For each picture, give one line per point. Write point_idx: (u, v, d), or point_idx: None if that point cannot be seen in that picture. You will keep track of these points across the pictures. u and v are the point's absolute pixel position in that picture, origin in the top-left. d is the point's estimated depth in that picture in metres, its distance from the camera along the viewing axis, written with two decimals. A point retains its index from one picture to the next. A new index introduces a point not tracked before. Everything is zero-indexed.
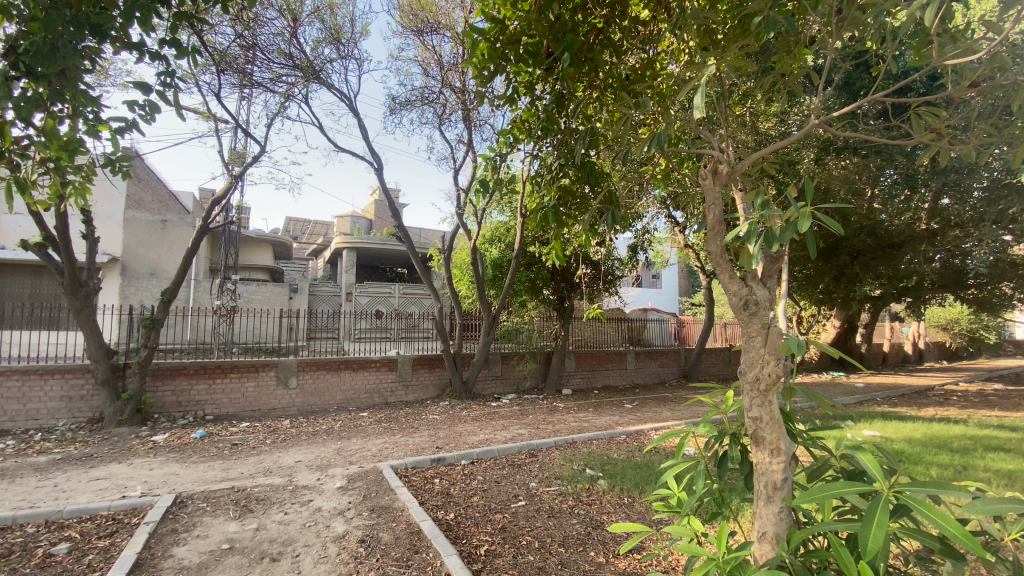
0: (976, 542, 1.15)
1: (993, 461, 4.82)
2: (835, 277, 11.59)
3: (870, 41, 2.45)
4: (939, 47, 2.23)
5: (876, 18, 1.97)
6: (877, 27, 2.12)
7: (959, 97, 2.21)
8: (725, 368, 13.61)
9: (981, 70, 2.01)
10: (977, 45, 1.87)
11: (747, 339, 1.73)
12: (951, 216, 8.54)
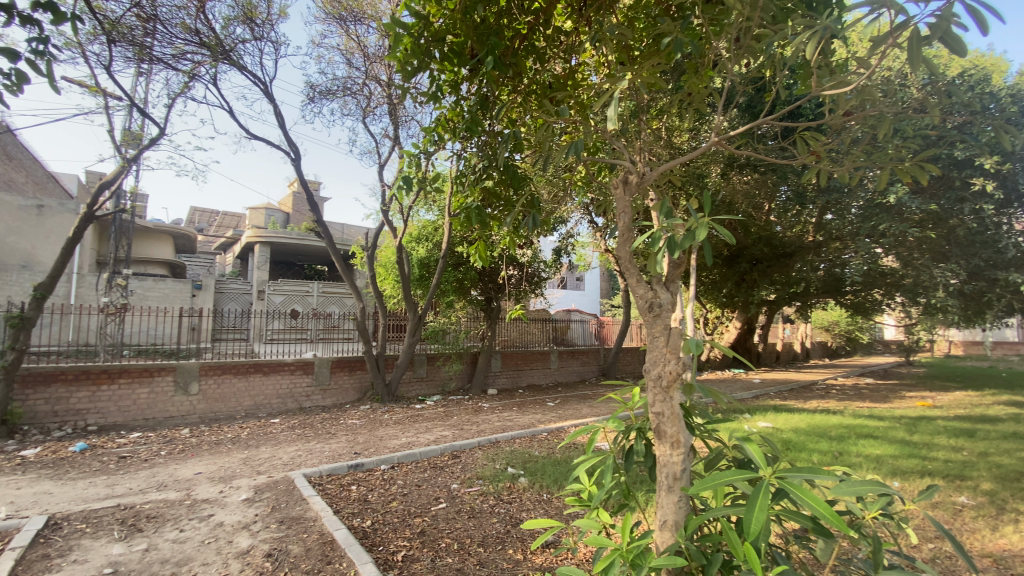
0: (842, 520, 1.29)
1: (863, 447, 5.50)
2: (737, 283, 12.65)
3: (765, 69, 2.70)
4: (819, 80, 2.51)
5: (768, 48, 2.17)
6: (768, 57, 2.34)
7: (836, 125, 2.49)
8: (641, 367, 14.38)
9: (852, 101, 2.29)
10: (847, 81, 2.12)
11: (651, 339, 1.85)
12: (832, 231, 9.62)
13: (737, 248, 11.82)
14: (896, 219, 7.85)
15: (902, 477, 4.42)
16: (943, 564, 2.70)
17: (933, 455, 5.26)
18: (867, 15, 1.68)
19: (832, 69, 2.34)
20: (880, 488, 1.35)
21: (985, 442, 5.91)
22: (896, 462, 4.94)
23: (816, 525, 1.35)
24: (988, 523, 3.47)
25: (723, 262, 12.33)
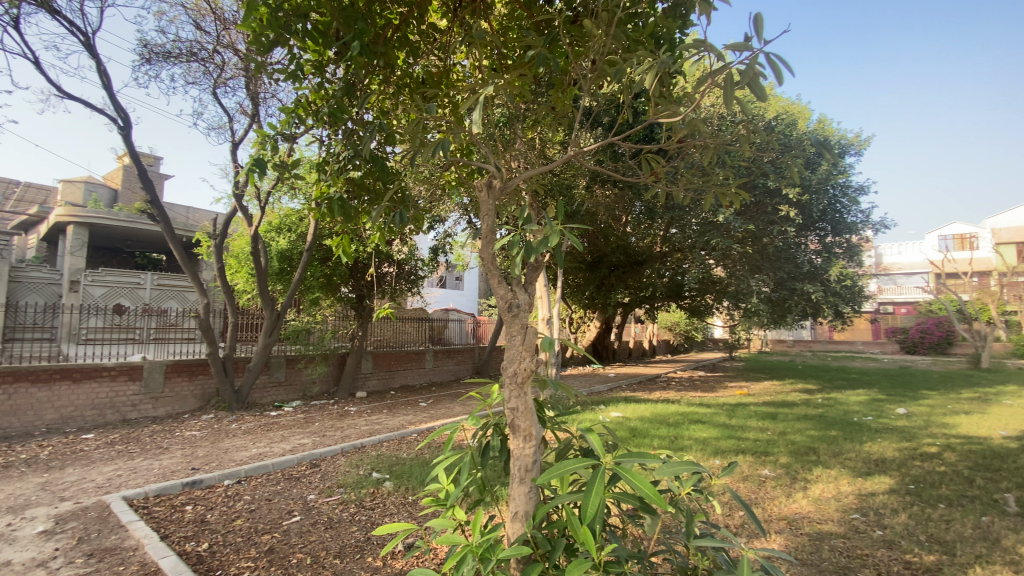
0: (662, 499, 1.45)
1: (695, 431, 6.34)
2: (599, 286, 13.75)
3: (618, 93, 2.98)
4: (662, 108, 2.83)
5: (618, 75, 2.40)
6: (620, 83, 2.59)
7: (674, 150, 2.84)
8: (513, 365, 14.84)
9: (683, 131, 2.63)
10: (680, 113, 2.42)
11: (509, 338, 1.92)
12: (676, 243, 10.94)
13: (599, 255, 12.85)
14: (724, 235, 9.19)
15: (723, 456, 5.18)
16: (747, 527, 3.23)
17: (746, 436, 6.25)
18: (692, 56, 1.92)
19: (671, 99, 2.64)
20: (693, 468, 1.53)
21: (783, 423, 7.19)
22: (719, 443, 5.77)
23: (642, 506, 1.50)
24: (782, 490, 4.23)
25: (588, 266, 13.31)
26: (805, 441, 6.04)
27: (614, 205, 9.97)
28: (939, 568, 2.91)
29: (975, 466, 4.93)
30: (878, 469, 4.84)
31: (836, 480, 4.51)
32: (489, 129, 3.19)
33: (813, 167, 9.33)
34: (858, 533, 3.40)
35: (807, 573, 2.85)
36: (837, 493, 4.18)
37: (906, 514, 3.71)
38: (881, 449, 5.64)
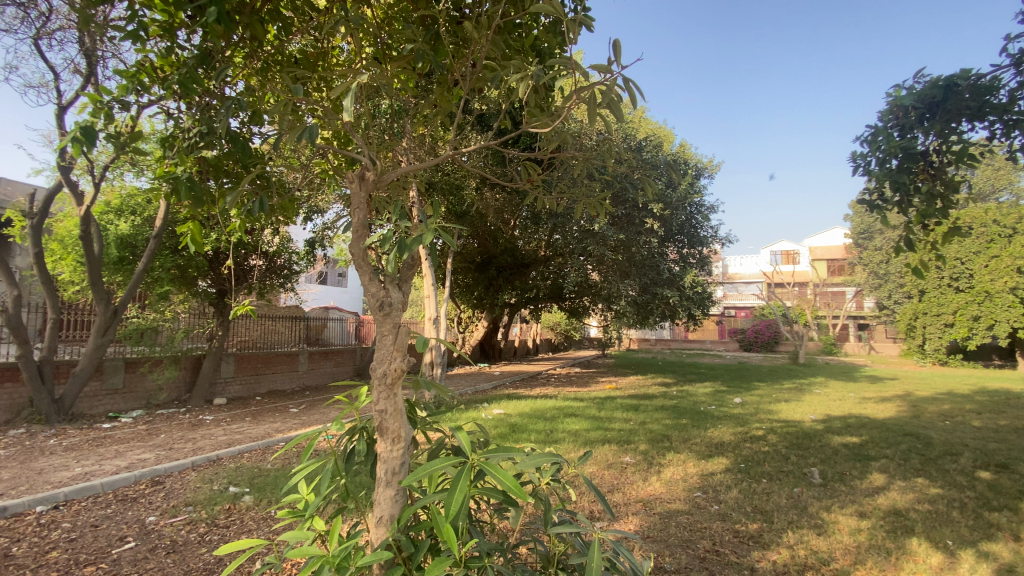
0: (524, 491, 1.50)
1: (568, 424, 6.71)
2: (486, 287, 13.96)
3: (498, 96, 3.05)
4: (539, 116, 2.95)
5: (496, 81, 2.46)
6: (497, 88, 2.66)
7: (550, 158, 2.98)
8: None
9: (556, 141, 2.77)
10: (554, 125, 2.55)
11: (379, 338, 1.86)
12: (558, 248, 11.50)
13: (487, 256, 13.06)
14: (599, 243, 9.89)
15: (592, 447, 5.56)
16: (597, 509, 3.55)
17: (613, 426, 6.78)
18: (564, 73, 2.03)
19: (546, 112, 2.77)
20: (552, 458, 1.61)
21: (644, 413, 7.94)
22: (589, 434, 6.18)
23: (503, 500, 1.54)
24: (640, 475, 4.66)
25: (475, 267, 13.45)
26: (662, 429, 6.71)
27: (501, 208, 10.21)
28: (760, 533, 3.42)
29: (789, 445, 5.89)
30: (718, 452, 5.55)
31: (684, 463, 5.09)
32: (368, 120, 3.07)
33: (675, 186, 10.44)
34: (699, 509, 3.87)
35: (655, 547, 3.18)
36: (685, 475, 4.72)
37: (737, 490, 4.30)
38: (720, 434, 6.47)
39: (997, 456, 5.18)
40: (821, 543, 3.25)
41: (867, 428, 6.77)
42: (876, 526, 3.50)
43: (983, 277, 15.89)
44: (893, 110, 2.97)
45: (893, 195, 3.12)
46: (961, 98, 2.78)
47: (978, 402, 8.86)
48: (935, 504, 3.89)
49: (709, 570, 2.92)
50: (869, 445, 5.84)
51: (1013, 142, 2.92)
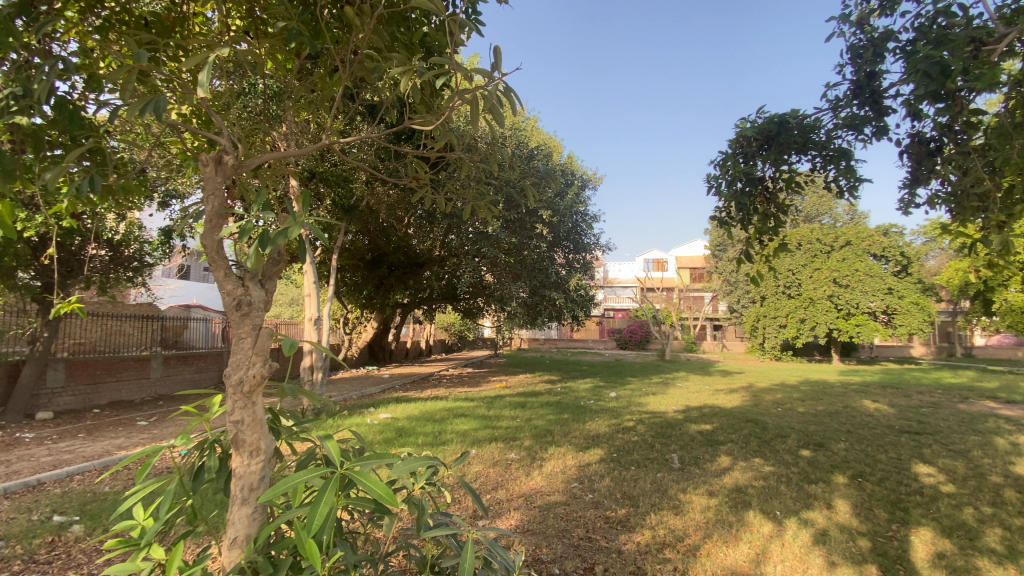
0: (396, 497, 1.42)
1: (456, 425, 6.70)
2: (375, 286, 13.44)
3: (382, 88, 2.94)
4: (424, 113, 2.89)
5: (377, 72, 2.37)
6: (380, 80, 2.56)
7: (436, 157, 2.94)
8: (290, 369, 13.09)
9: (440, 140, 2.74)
10: (436, 124, 2.55)
11: (236, 341, 1.68)
12: (451, 249, 11.47)
13: (378, 254, 12.59)
14: (493, 245, 10.05)
15: (479, 446, 5.62)
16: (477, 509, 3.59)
17: (500, 424, 6.92)
18: (443, 72, 2.05)
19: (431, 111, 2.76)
20: (429, 462, 1.54)
21: (530, 410, 8.21)
22: (476, 434, 6.24)
23: (374, 508, 1.44)
24: (523, 470, 4.80)
25: (364, 265, 12.89)
26: (546, 425, 7.00)
27: (393, 205, 9.91)
28: (627, 517, 3.71)
29: (655, 434, 6.46)
30: (594, 444, 5.92)
31: (564, 456, 5.36)
32: (234, 99, 2.77)
33: (564, 194, 10.96)
34: (576, 499, 4.09)
35: (534, 540, 3.28)
36: (564, 467, 4.97)
37: (610, 478, 4.62)
38: (597, 427, 6.92)
39: (814, 437, 6.17)
40: (679, 522, 3.61)
41: (719, 416, 7.71)
42: (722, 503, 3.99)
43: (808, 286, 18.95)
44: (740, 139, 3.38)
45: (739, 214, 3.53)
46: (791, 133, 3.25)
47: (802, 391, 10.51)
48: (767, 480, 4.52)
49: (582, 557, 3.09)
50: (719, 431, 6.63)
51: (827, 174, 3.48)
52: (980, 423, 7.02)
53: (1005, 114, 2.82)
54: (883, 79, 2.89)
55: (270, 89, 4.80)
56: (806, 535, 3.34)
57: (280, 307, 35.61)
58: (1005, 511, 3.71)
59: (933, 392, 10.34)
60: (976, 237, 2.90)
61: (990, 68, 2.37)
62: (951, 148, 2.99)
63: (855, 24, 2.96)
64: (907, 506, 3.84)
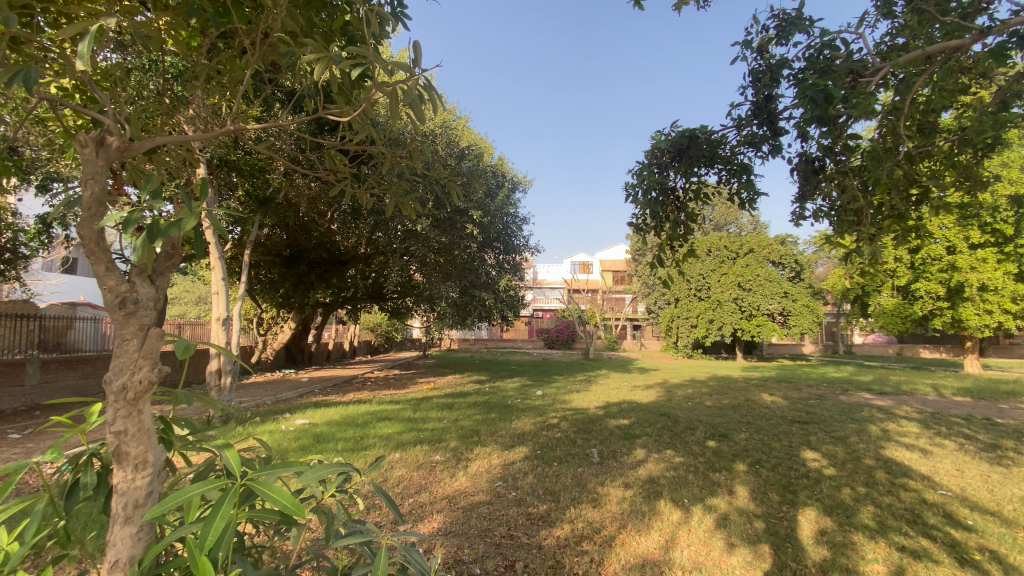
0: (304, 508, 1.30)
1: (379, 428, 6.51)
2: (294, 284, 12.73)
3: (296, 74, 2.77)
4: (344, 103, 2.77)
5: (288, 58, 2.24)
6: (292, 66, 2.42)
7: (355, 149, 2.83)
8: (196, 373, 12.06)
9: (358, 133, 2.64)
10: (354, 116, 2.46)
11: (119, 343, 1.52)
12: (378, 247, 11.12)
13: (297, 250, 11.94)
14: (421, 244, 9.88)
15: (402, 449, 5.50)
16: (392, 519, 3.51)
17: (426, 426, 6.81)
18: (360, 62, 1.98)
19: (349, 103, 2.67)
20: (341, 469, 1.42)
21: (457, 411, 8.15)
22: (400, 437, 6.10)
23: (279, 520, 1.31)
24: (448, 471, 4.76)
25: (282, 262, 12.17)
26: (472, 425, 6.98)
27: (315, 199, 9.45)
28: (548, 513, 3.79)
29: (577, 430, 6.66)
30: (519, 442, 6.00)
31: (489, 455, 5.38)
32: (124, 75, 2.50)
33: (494, 196, 10.99)
34: (499, 498, 4.12)
35: (456, 542, 3.26)
36: (489, 466, 4.98)
37: (533, 475, 4.70)
38: (523, 425, 7.01)
39: (720, 429, 6.66)
40: (596, 515, 3.75)
41: (636, 411, 8.12)
42: (636, 494, 4.19)
43: (717, 289, 20.42)
44: (654, 150, 3.57)
45: (654, 220, 3.73)
46: (700, 147, 3.49)
47: (710, 386, 11.32)
48: (678, 471, 4.82)
49: (503, 555, 3.11)
50: (637, 425, 6.97)
51: (731, 186, 3.77)
52: (857, 412, 7.93)
53: (875, 141, 3.20)
54: (778, 103, 3.17)
55: (174, 68, 4.41)
56: (710, 520, 3.60)
57: (186, 305, 32.78)
58: (876, 490, 4.21)
59: (820, 385, 11.53)
60: (853, 248, 3.27)
61: (862, 99, 2.68)
62: (831, 168, 3.34)
63: (756, 50, 3.23)
64: (797, 489, 4.25)
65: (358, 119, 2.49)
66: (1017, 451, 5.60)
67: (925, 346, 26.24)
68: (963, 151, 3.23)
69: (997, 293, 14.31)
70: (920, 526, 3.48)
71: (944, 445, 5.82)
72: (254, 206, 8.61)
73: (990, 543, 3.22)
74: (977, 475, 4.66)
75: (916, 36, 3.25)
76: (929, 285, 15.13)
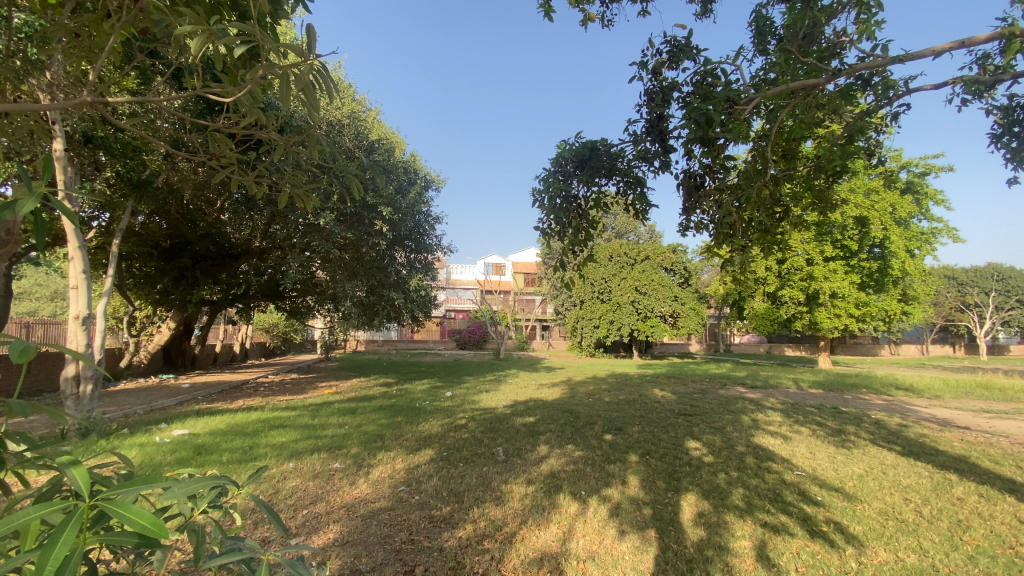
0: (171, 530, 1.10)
1: (272, 437, 6.06)
2: (175, 279, 11.46)
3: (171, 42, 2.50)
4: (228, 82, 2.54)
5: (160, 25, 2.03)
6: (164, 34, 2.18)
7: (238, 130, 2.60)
8: (47, 379, 10.40)
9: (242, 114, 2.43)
10: (239, 97, 2.29)
11: None
12: (276, 241, 10.36)
13: (180, 241, 10.77)
14: (325, 240, 9.37)
15: (297, 459, 5.17)
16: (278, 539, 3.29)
17: (325, 433, 6.46)
18: (249, 40, 1.85)
19: (237, 84, 2.48)
20: (216, 483, 1.27)
21: (360, 415, 7.83)
22: (295, 445, 5.73)
23: (137, 543, 1.10)
24: (348, 479, 4.55)
25: (160, 254, 10.89)
26: (376, 430, 6.74)
27: (202, 186, 8.58)
28: (451, 515, 3.76)
29: (484, 430, 6.71)
30: (425, 445, 5.91)
31: (393, 460, 5.23)
32: None
33: (405, 193, 10.71)
34: (401, 503, 4.01)
35: (353, 552, 3.13)
36: (392, 471, 4.84)
37: (437, 478, 4.64)
38: (429, 428, 6.92)
39: (616, 422, 7.07)
40: (499, 513, 3.80)
41: (541, 408, 8.37)
42: (538, 489, 4.31)
43: (618, 292, 21.71)
44: (559, 159, 3.70)
45: (557, 227, 3.87)
46: (600, 159, 3.68)
47: (609, 383, 12.01)
48: (577, 464, 5.04)
49: (403, 561, 3.04)
50: (541, 423, 7.18)
51: (628, 197, 4.04)
52: (733, 404, 8.84)
53: (748, 162, 3.59)
54: (668, 122, 3.43)
55: (23, 26, 3.79)
56: (604, 510, 3.81)
57: (37, 302, 28.23)
58: (745, 474, 4.71)
59: (703, 381, 12.71)
60: (728, 258, 3.64)
61: (737, 125, 3.00)
62: (712, 185, 3.69)
63: (651, 72, 3.48)
64: (681, 476, 4.63)
65: (245, 102, 2.31)
66: (855, 435, 6.57)
67: (788, 345, 29.98)
68: (818, 176, 3.73)
69: (844, 299, 16.72)
70: (780, 504, 3.96)
71: (800, 432, 6.68)
72: (126, 190, 7.60)
73: (835, 516, 3.74)
74: (825, 457, 5.40)
75: (785, 72, 3.67)
76: (793, 292, 17.32)
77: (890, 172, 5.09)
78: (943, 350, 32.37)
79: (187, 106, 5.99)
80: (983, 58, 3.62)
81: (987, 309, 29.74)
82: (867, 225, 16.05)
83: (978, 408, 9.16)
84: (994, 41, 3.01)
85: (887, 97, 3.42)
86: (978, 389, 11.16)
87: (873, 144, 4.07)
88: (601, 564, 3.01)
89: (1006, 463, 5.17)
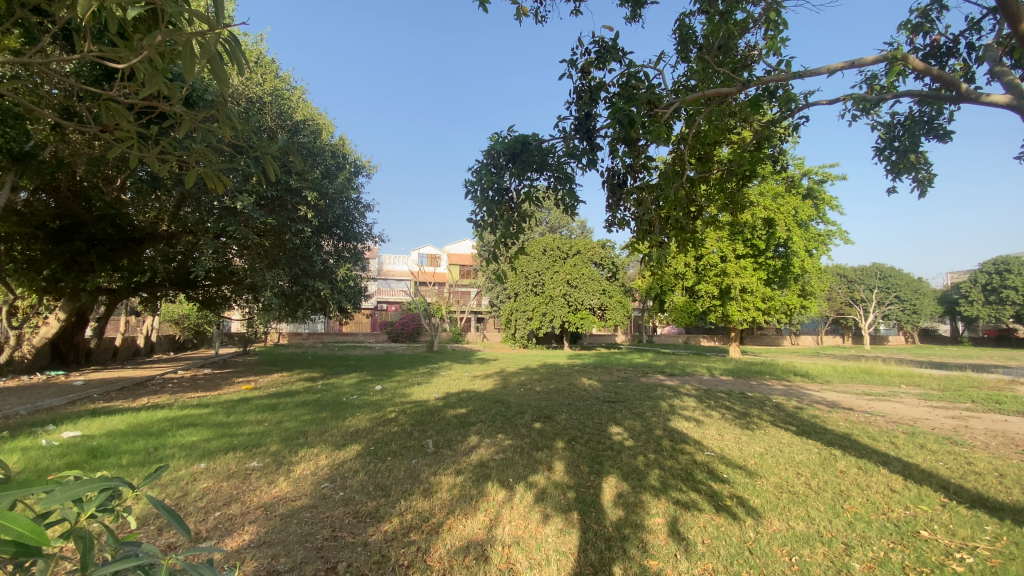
0: (48, 533, 0.94)
1: (180, 437, 5.62)
2: (66, 264, 10.23)
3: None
4: (127, 40, 2.29)
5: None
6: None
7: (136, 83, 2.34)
8: None
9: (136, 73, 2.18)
10: (136, 64, 2.07)
11: None
12: (189, 224, 9.56)
13: (71, 223, 9.65)
14: (242, 225, 8.81)
15: (210, 459, 4.84)
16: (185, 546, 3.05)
17: (242, 431, 6.10)
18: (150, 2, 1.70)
19: (134, 50, 2.27)
20: (108, 484, 1.17)
21: (281, 412, 7.46)
22: (207, 445, 5.36)
23: (14, 552, 0.92)
24: (266, 479, 4.32)
25: (47, 236, 9.72)
26: (298, 426, 6.47)
27: (98, 160, 7.71)
28: (377, 509, 3.70)
29: (414, 423, 6.63)
30: (352, 440, 5.73)
31: (316, 457, 5.02)
32: None
33: (332, 178, 10.27)
34: (324, 499, 3.89)
35: (270, 552, 3.00)
36: (316, 468, 4.67)
37: (363, 472, 4.54)
38: (356, 422, 6.73)
39: (545, 411, 7.27)
40: (426, 504, 3.78)
41: (471, 399, 8.42)
42: (466, 479, 4.35)
43: (550, 286, 22.17)
44: (491, 151, 3.70)
45: (485, 219, 3.87)
46: (529, 153, 3.72)
47: (540, 373, 12.31)
48: (506, 453, 5.13)
49: (325, 558, 2.96)
50: (472, 414, 7.20)
51: (558, 193, 4.12)
52: (653, 391, 9.35)
53: (667, 164, 3.79)
54: (595, 121, 3.54)
55: None
56: (529, 496, 3.92)
57: None
58: (661, 455, 5.04)
59: (626, 369, 13.35)
60: (647, 254, 3.81)
61: (655, 126, 3.15)
62: (634, 183, 3.84)
63: (579, 70, 3.58)
64: (602, 460, 4.86)
65: (144, 70, 2.08)
66: (758, 417, 7.20)
67: (705, 336, 32.23)
68: (729, 179, 4.01)
69: (752, 293, 18.19)
70: (691, 482, 4.27)
71: (711, 415, 7.24)
72: (5, 162, 6.73)
73: (737, 491, 4.09)
74: (732, 438, 5.87)
75: (703, 80, 3.89)
76: (708, 287, 18.67)
77: (792, 179, 5.58)
78: (835, 340, 36.14)
79: (80, 72, 5.37)
80: (871, 78, 4.06)
81: (870, 303, 33.73)
82: (774, 226, 17.46)
83: (860, 391, 10.35)
84: (879, 63, 3.37)
85: (788, 109, 3.74)
86: (860, 374, 12.60)
87: (779, 152, 4.42)
88: (525, 548, 3.10)
89: (881, 440, 5.89)
